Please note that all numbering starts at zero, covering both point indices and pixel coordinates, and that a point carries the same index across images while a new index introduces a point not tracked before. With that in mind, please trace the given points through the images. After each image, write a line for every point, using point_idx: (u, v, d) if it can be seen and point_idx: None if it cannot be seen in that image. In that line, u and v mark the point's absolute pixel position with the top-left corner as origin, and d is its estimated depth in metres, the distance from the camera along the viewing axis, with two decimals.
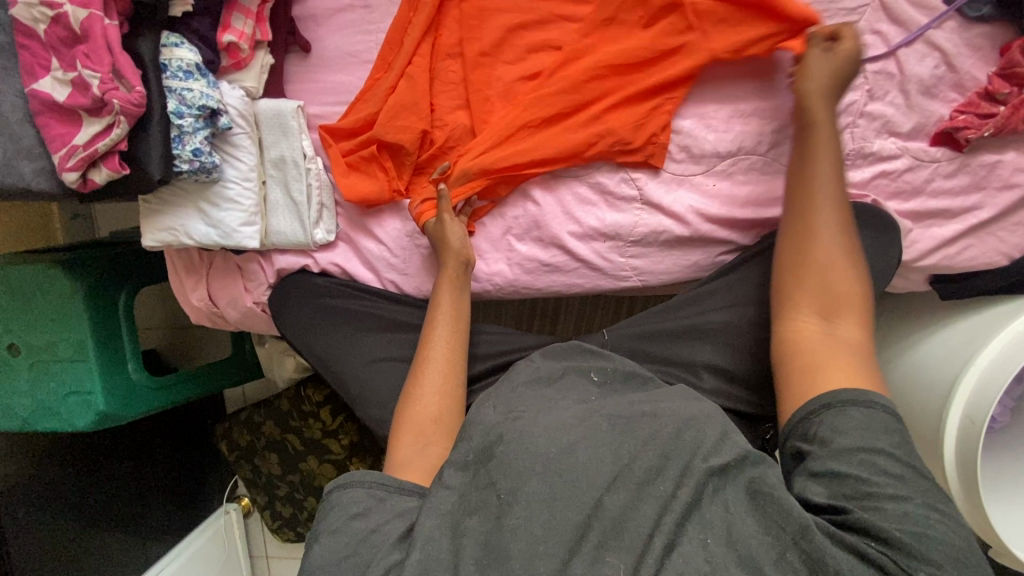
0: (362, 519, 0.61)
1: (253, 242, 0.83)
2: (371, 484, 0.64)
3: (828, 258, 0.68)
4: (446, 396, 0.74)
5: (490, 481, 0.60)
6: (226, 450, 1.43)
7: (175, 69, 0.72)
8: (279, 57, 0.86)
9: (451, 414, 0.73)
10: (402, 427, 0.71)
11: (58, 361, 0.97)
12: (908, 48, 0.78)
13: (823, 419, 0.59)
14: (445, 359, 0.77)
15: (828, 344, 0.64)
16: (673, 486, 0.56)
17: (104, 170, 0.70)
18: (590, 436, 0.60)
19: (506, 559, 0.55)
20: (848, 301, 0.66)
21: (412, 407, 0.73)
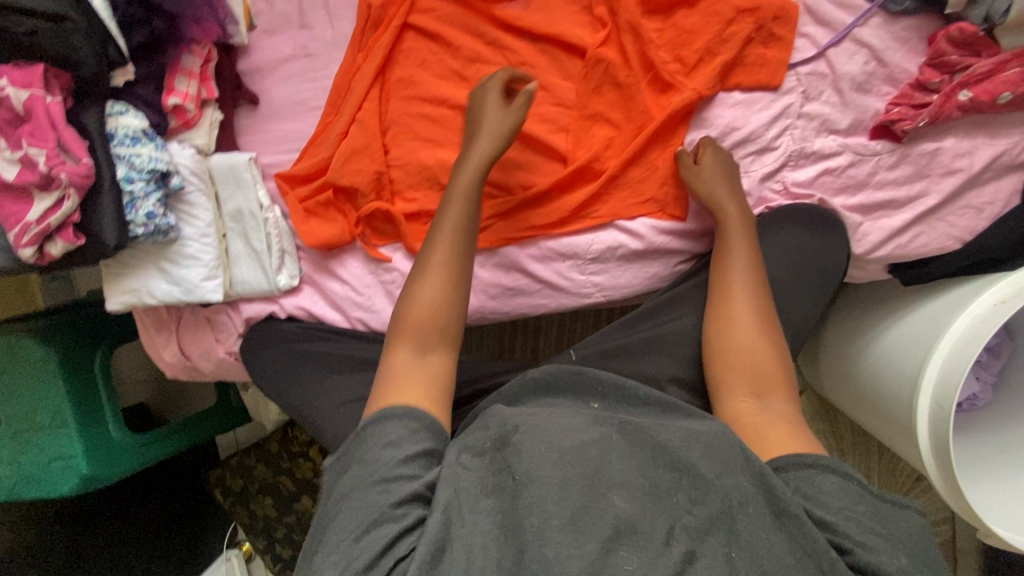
0: (393, 446, 0.62)
1: (216, 296, 0.84)
2: (403, 415, 0.64)
3: (745, 335, 0.75)
4: (450, 305, 0.72)
5: (505, 465, 0.61)
6: (222, 497, 1.45)
7: (122, 137, 0.74)
8: (227, 112, 0.87)
9: (451, 318, 0.72)
10: (401, 338, 0.71)
11: (38, 429, 0.97)
12: (837, 48, 0.80)
13: (804, 476, 0.61)
14: (452, 240, 0.75)
15: (765, 419, 0.68)
16: (688, 502, 0.57)
17: (61, 242, 0.72)
18: (603, 441, 0.62)
19: (523, 538, 0.55)
20: (774, 375, 0.72)
21: (416, 313, 0.71)
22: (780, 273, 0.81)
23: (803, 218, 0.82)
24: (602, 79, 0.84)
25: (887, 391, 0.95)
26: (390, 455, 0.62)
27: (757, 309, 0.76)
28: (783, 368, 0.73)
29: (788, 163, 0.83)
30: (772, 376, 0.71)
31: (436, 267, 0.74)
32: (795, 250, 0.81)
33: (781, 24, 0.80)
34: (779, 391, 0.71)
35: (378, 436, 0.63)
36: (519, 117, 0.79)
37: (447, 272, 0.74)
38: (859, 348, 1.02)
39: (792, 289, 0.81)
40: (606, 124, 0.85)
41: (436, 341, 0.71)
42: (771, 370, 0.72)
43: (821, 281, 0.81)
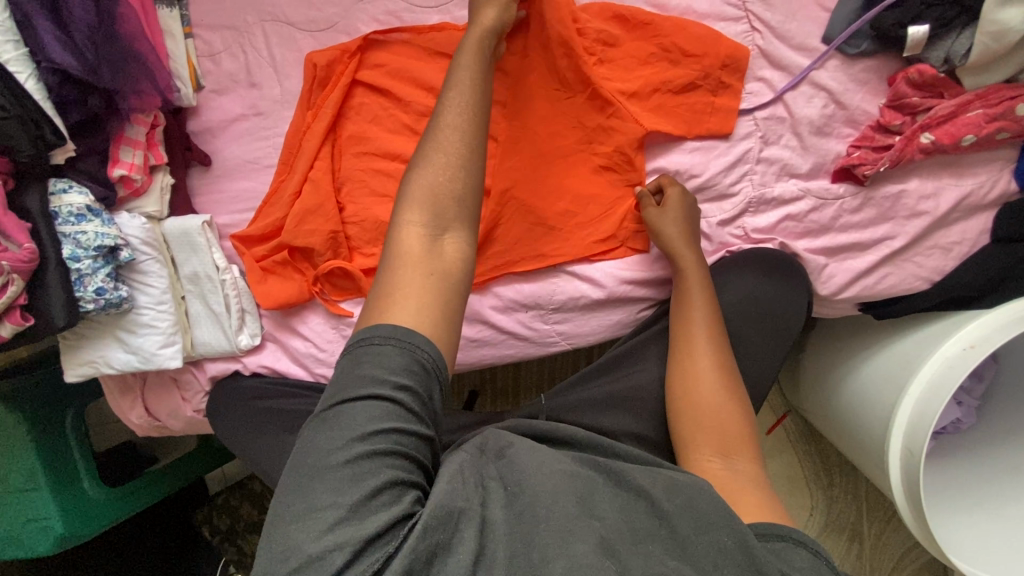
0: (391, 420, 0.52)
1: (175, 362, 0.83)
2: (398, 338, 0.54)
3: (707, 391, 0.74)
4: (461, 241, 0.60)
5: (499, 475, 0.58)
6: (209, 535, 1.43)
7: (66, 215, 0.73)
8: (179, 174, 0.86)
9: (467, 192, 0.61)
10: (402, 280, 0.57)
11: (11, 491, 0.98)
12: (794, 91, 0.78)
13: (773, 546, 0.57)
14: (458, 166, 0.61)
15: (733, 479, 0.67)
16: (664, 552, 0.53)
17: (8, 325, 0.71)
18: (584, 480, 0.58)
19: (529, 550, 0.51)
20: (739, 435, 0.70)
21: (424, 183, 0.60)
22: (740, 323, 0.80)
23: (764, 265, 0.80)
24: (555, 130, 0.82)
25: (863, 428, 0.94)
26: (377, 376, 0.53)
27: (717, 364, 0.75)
28: (746, 423, 0.72)
29: (748, 210, 0.81)
30: (736, 434, 0.70)
31: (447, 145, 0.62)
32: (756, 301, 0.80)
33: (730, 72, 0.77)
34: (745, 449, 0.69)
35: (382, 365, 0.53)
36: (512, 1, 0.75)
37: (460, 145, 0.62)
38: (835, 381, 1.01)
39: (752, 339, 0.80)
40: (565, 173, 0.83)
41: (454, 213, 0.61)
42: (735, 425, 0.71)
43: (782, 331, 0.80)
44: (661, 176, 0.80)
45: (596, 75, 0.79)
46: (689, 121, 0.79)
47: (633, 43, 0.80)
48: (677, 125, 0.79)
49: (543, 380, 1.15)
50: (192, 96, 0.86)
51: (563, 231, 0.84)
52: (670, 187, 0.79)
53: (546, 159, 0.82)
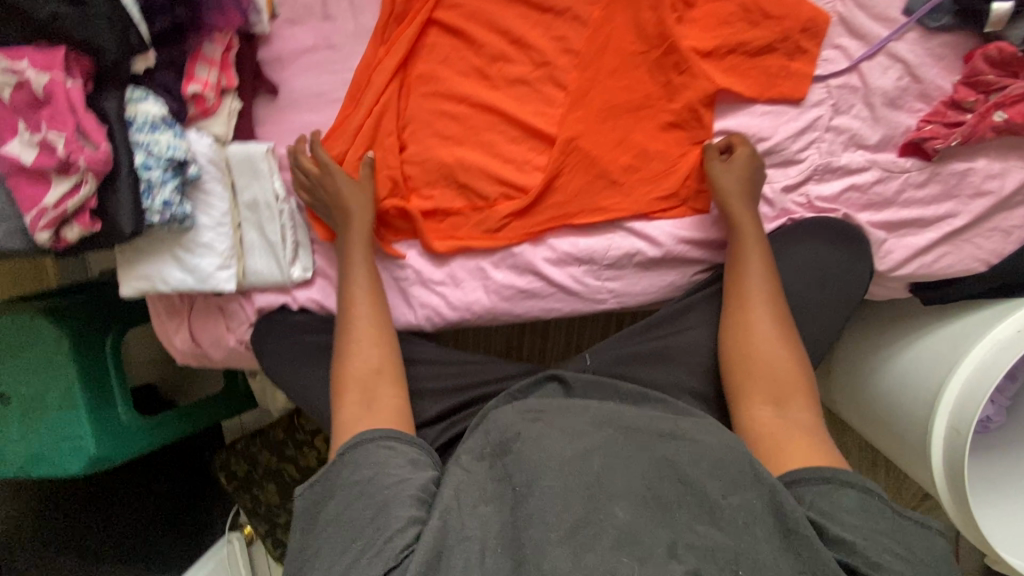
0: (379, 469, 0.67)
1: (229, 286, 0.84)
2: (382, 439, 0.71)
3: (765, 341, 0.75)
4: (381, 351, 0.80)
5: (506, 473, 0.66)
6: (225, 481, 1.44)
7: (141, 123, 0.73)
8: (246, 101, 0.87)
9: (386, 343, 0.81)
10: (343, 392, 0.77)
11: (46, 410, 0.97)
12: (870, 61, 0.78)
13: (819, 490, 0.62)
14: (372, 315, 0.82)
15: (786, 431, 0.69)
16: (693, 518, 0.58)
17: (78, 227, 0.72)
18: (607, 446, 0.64)
19: (521, 547, 0.58)
20: (795, 387, 0.72)
21: (353, 371, 0.78)
22: (803, 288, 0.80)
23: (829, 233, 0.80)
24: (626, 83, 0.82)
25: (900, 412, 0.95)
26: (381, 471, 0.67)
27: (775, 322, 0.76)
28: (803, 375, 0.73)
29: (813, 177, 0.81)
30: (793, 387, 0.72)
31: (360, 275, 0.83)
32: (818, 267, 0.80)
33: (808, 37, 0.77)
34: (801, 401, 0.71)
35: (362, 462, 0.68)
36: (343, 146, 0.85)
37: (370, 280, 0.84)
38: (872, 366, 1.02)
39: (812, 303, 0.80)
40: (632, 128, 0.83)
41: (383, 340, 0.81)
42: (791, 377, 0.73)
43: (842, 299, 0.80)
44: (730, 136, 0.80)
45: (675, 30, 0.79)
46: (761, 83, 0.79)
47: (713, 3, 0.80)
48: (749, 86, 0.79)
49: (571, 342, 1.14)
50: (266, 23, 0.86)
51: (625, 187, 0.84)
52: (740, 149, 0.79)
53: (615, 111, 0.83)
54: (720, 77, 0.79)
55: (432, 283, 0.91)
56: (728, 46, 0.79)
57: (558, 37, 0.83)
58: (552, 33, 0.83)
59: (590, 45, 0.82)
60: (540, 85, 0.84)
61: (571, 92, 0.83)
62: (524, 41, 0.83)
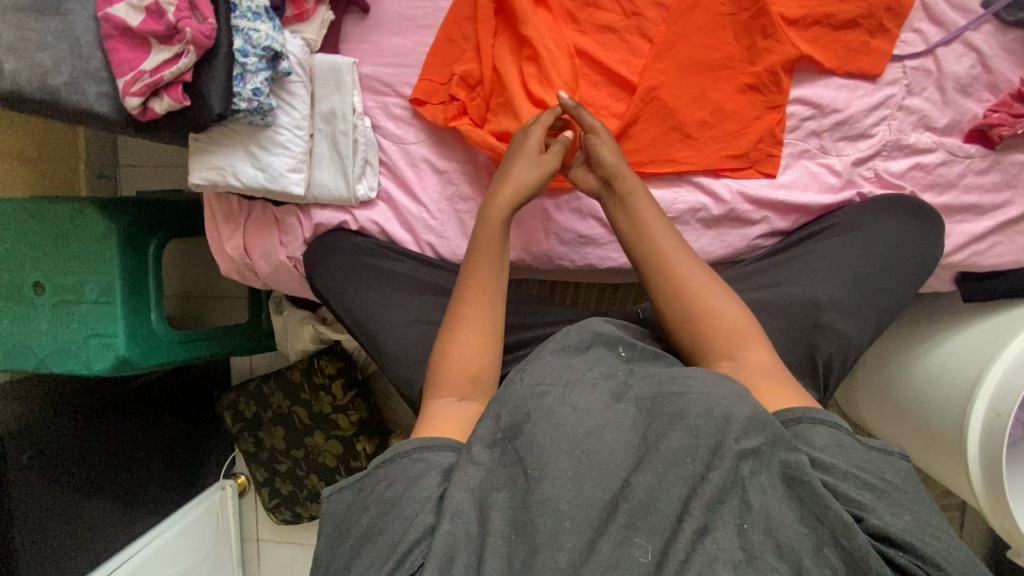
0: (410, 485, 0.57)
1: (298, 189, 0.83)
2: (418, 450, 0.60)
3: (701, 288, 0.67)
4: (487, 354, 0.67)
5: (517, 457, 0.57)
6: (231, 422, 1.40)
7: (245, 10, 0.74)
8: (339, 15, 0.88)
9: (487, 373, 0.67)
10: (439, 385, 0.66)
11: (82, 302, 0.96)
12: (946, 47, 0.82)
13: (797, 432, 0.57)
14: (483, 322, 0.68)
15: (748, 380, 0.62)
16: (703, 468, 0.53)
17: (167, 100, 0.71)
18: (618, 422, 0.58)
19: (533, 534, 0.53)
20: (739, 328, 0.65)
21: (453, 365, 0.66)
22: (876, 258, 0.79)
23: (899, 208, 0.81)
24: (711, 43, 0.85)
25: (928, 403, 0.96)
26: (416, 484, 0.57)
27: (842, 283, 0.77)
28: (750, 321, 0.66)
29: (881, 153, 0.84)
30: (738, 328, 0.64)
31: (477, 286, 0.70)
32: (892, 238, 0.80)
33: (891, 17, 0.81)
34: (745, 339, 0.64)
35: (395, 479, 0.58)
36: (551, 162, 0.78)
37: (489, 312, 0.69)
38: (903, 361, 1.04)
39: (889, 271, 0.78)
40: (713, 88, 0.85)
41: (472, 390, 0.66)
42: (737, 326, 0.65)
43: (916, 272, 0.79)
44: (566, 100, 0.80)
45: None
46: (841, 56, 0.83)
47: None
48: (829, 57, 0.83)
49: (602, 301, 1.09)
50: None
51: (699, 142, 0.86)
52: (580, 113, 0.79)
53: (696, 70, 0.85)
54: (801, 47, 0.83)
55: None
56: (813, 18, 0.82)
57: None
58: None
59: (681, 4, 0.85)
60: (629, 39, 0.88)
61: (658, 45, 0.85)
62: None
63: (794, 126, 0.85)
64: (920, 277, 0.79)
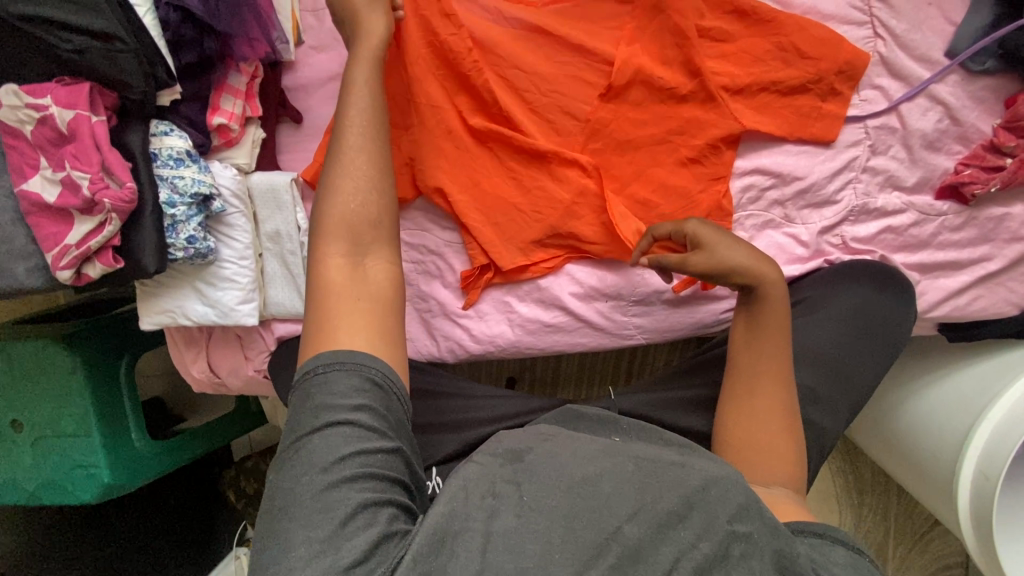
0: (362, 414, 0.55)
1: (251, 320, 0.82)
2: (361, 361, 0.57)
3: (769, 416, 0.67)
4: (379, 192, 0.63)
5: (514, 478, 0.56)
6: (234, 499, 1.45)
7: (166, 158, 0.71)
8: (271, 129, 0.85)
9: (381, 210, 0.63)
10: (325, 242, 0.61)
11: (61, 436, 0.96)
12: (910, 103, 0.77)
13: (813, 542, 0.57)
14: (371, 153, 0.64)
15: (770, 498, 0.63)
16: (694, 536, 0.52)
17: (99, 265, 0.69)
18: (616, 471, 0.56)
19: (521, 556, 0.50)
20: (782, 454, 0.65)
21: (338, 215, 0.61)
22: (848, 336, 0.78)
23: (870, 280, 0.80)
24: (649, 117, 0.81)
25: (920, 450, 0.94)
26: (360, 441, 0.54)
27: (818, 375, 0.76)
28: (796, 454, 0.66)
29: (848, 218, 0.81)
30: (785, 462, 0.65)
31: (354, 114, 0.65)
32: (865, 314, 0.78)
33: (842, 79, 0.77)
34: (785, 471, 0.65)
35: (331, 399, 0.55)
36: (389, 1, 0.71)
37: (369, 148, 0.64)
38: (894, 402, 1.01)
39: (857, 352, 0.77)
40: (664, 163, 0.81)
41: (370, 235, 0.62)
42: (782, 457, 0.65)
43: (889, 347, 0.78)
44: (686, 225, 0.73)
45: (700, 61, 0.78)
46: (798, 123, 0.78)
47: (748, 38, 0.78)
48: (784, 124, 0.78)
49: (583, 377, 1.09)
50: (292, 51, 0.84)
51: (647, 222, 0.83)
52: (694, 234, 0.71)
53: (641, 146, 0.81)
54: (747, 121, 0.78)
55: (457, 315, 0.89)
56: (756, 85, 0.78)
57: (576, 70, 0.82)
58: (563, 66, 0.83)
59: (609, 78, 0.81)
60: (565, 119, 0.83)
61: (591, 124, 0.82)
62: (535, 70, 0.82)
63: (756, 197, 0.81)
64: (892, 355, 0.78)
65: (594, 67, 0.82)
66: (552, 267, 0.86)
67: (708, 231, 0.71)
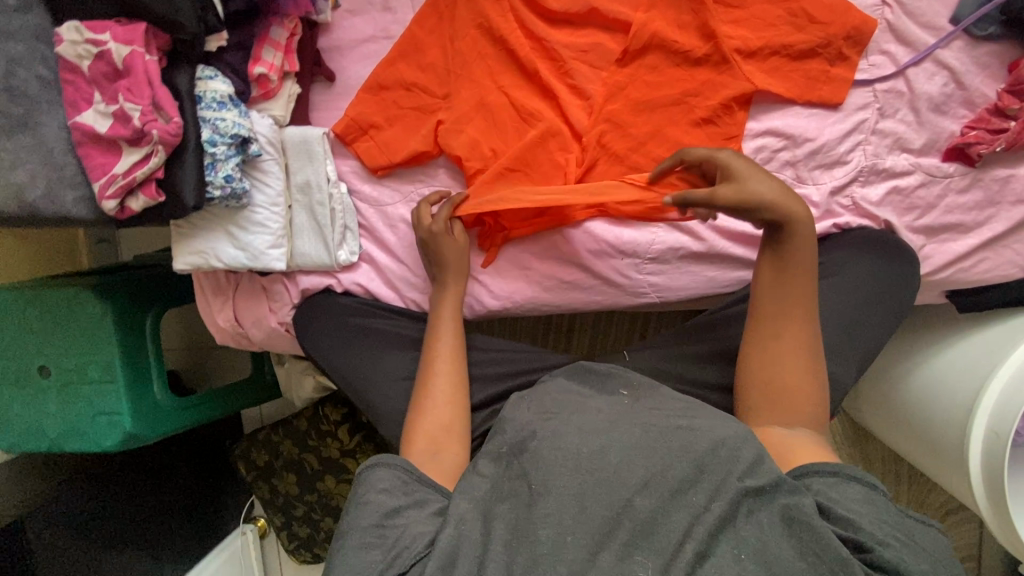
0: (398, 488, 0.65)
1: (279, 264, 0.85)
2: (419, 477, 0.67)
3: (793, 359, 0.68)
4: (456, 408, 0.76)
5: (523, 472, 0.62)
6: (244, 470, 1.43)
7: (210, 100, 0.75)
8: (305, 86, 0.89)
9: (460, 422, 0.76)
10: (413, 442, 0.72)
11: (86, 383, 0.99)
12: (916, 67, 0.80)
13: (825, 480, 0.59)
14: (449, 381, 0.79)
15: (786, 438, 0.65)
16: (705, 499, 0.56)
17: (143, 198, 0.73)
18: (621, 441, 0.61)
19: (536, 544, 0.56)
20: (805, 396, 0.67)
21: (426, 428, 0.74)
22: (855, 297, 0.81)
23: (878, 247, 0.82)
24: (664, 80, 0.85)
25: (928, 417, 0.95)
26: (392, 493, 0.64)
27: (828, 329, 0.79)
28: (818, 395, 0.67)
29: (858, 179, 0.83)
30: (806, 401, 0.66)
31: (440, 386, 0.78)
32: (872, 278, 0.81)
33: (850, 44, 0.80)
34: (809, 411, 0.66)
35: (373, 485, 0.65)
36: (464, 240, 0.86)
37: (451, 394, 0.78)
38: (901, 373, 1.02)
39: (862, 312, 0.80)
40: (680, 122, 0.84)
41: (445, 442, 0.73)
42: (806, 399, 0.66)
43: (894, 310, 0.81)
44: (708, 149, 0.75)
45: (715, 26, 0.82)
46: (809, 85, 0.82)
47: (760, 4, 0.82)
48: (795, 86, 0.82)
49: (595, 341, 1.09)
50: (329, 13, 0.89)
51: None
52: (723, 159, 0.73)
53: (658, 105, 0.85)
54: (759, 83, 0.82)
55: (476, 271, 0.92)
56: (767, 49, 0.82)
57: (594, 36, 0.87)
58: (579, 34, 0.87)
59: (625, 42, 0.86)
60: (585, 81, 0.87)
61: (607, 88, 0.86)
62: (556, 36, 0.87)
63: (768, 157, 0.84)
64: (896, 318, 0.81)
65: (608, 35, 0.87)
66: (573, 224, 0.89)
67: (743, 164, 0.71)
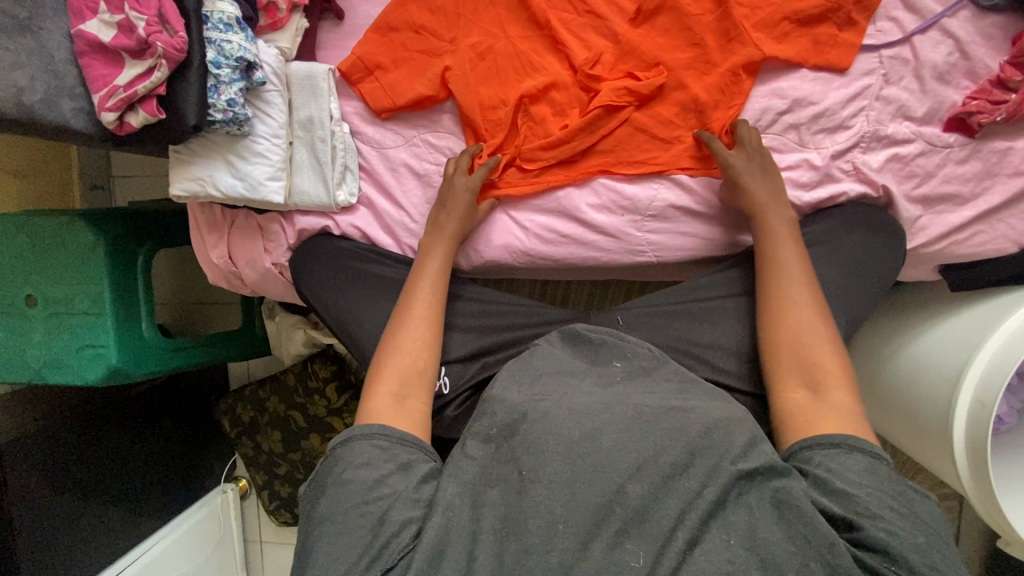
0: (370, 467, 0.63)
1: (277, 197, 0.84)
2: (371, 435, 0.65)
3: (808, 331, 0.71)
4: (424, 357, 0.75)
5: (512, 456, 0.59)
6: (228, 426, 1.42)
7: (217, 21, 0.74)
8: (313, 21, 0.90)
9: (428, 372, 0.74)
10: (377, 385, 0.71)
11: (74, 314, 0.98)
12: (923, 35, 0.82)
13: (828, 452, 0.60)
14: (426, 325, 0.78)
15: (822, 412, 0.65)
16: (699, 484, 0.55)
17: (142, 114, 0.72)
18: (613, 423, 0.59)
19: (525, 534, 0.55)
20: (833, 366, 0.68)
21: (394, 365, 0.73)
22: (846, 267, 0.82)
23: (868, 220, 0.83)
24: (674, 42, 0.86)
25: (914, 392, 0.95)
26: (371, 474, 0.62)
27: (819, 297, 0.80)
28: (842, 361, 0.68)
29: (861, 144, 0.84)
30: (834, 368, 0.67)
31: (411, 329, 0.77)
32: (864, 251, 0.82)
33: (859, 9, 0.82)
34: (842, 380, 0.67)
35: (349, 461, 0.63)
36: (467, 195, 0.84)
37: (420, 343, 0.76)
38: (889, 351, 1.03)
39: (854, 280, 0.81)
40: (686, 82, 0.85)
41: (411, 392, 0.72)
42: (828, 359, 0.68)
43: (879, 280, 0.82)
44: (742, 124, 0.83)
45: None
46: (815, 45, 0.83)
47: None
48: (800, 46, 0.83)
49: (594, 297, 1.11)
50: None
51: (667, 141, 0.86)
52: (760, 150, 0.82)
53: (666, 63, 0.86)
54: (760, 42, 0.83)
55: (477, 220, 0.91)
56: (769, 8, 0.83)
57: None
58: None
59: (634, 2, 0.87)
60: (595, 37, 0.88)
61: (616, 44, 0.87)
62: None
63: (771, 117, 0.85)
64: (882, 286, 0.82)
65: None
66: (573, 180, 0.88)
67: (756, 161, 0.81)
